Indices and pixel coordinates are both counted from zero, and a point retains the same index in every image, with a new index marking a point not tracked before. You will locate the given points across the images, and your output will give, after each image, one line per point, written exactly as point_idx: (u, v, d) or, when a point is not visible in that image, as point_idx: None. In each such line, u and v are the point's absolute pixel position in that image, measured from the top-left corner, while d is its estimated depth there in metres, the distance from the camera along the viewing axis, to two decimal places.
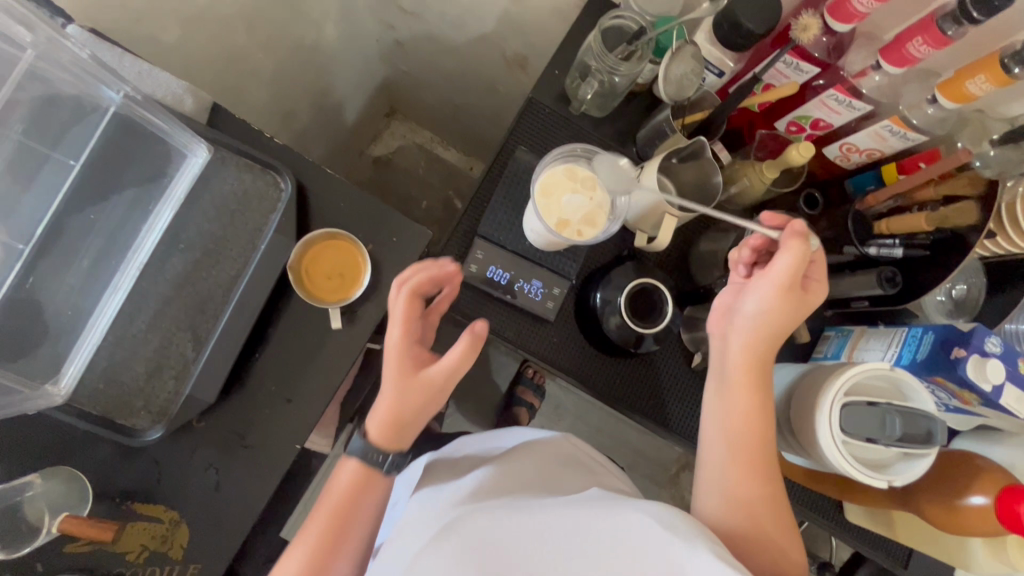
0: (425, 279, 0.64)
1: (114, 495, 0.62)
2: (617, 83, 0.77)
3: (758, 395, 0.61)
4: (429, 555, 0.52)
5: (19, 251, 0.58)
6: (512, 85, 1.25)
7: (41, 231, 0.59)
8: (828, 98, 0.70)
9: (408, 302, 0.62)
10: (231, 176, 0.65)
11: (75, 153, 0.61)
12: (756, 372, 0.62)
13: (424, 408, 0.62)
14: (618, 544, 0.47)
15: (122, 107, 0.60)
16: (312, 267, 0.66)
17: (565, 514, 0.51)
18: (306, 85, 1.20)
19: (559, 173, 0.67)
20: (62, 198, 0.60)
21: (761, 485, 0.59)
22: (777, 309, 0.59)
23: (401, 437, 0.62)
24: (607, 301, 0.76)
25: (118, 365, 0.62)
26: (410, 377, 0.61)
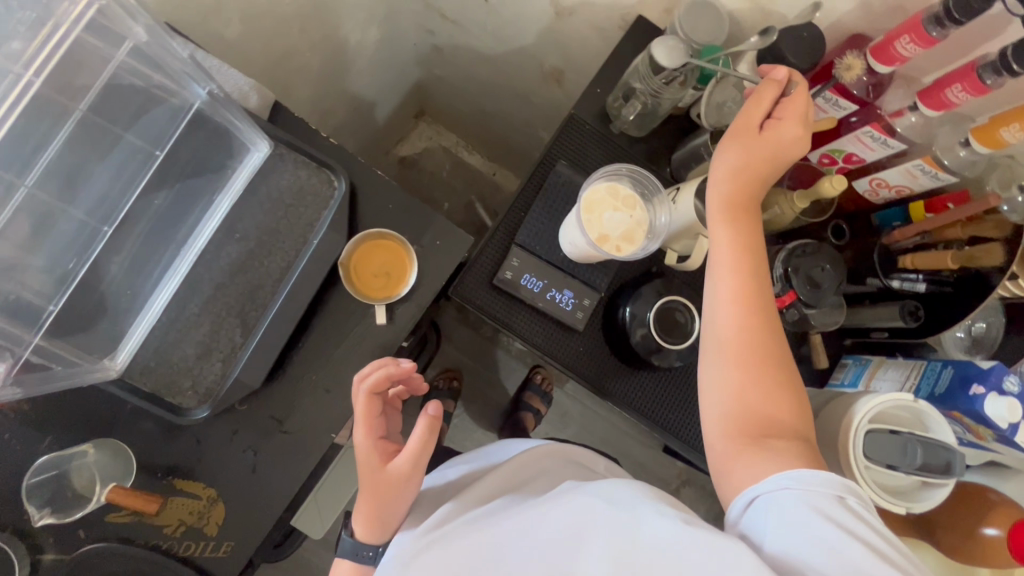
0: (383, 377, 0.63)
1: (155, 470, 0.64)
2: (659, 105, 0.81)
3: (740, 250, 0.62)
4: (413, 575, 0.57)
5: (103, 232, 0.63)
6: (544, 97, 1.29)
7: (122, 215, 0.63)
8: (863, 134, 0.72)
9: (365, 405, 0.63)
10: (288, 171, 0.68)
11: (159, 143, 0.64)
12: (735, 221, 0.63)
13: (402, 498, 0.65)
14: (582, 519, 0.55)
15: (206, 104, 0.63)
16: (359, 269, 0.69)
17: (513, 534, 0.57)
18: (346, 83, 1.23)
19: (601, 190, 0.70)
20: (142, 183, 0.64)
21: (765, 369, 0.58)
22: (736, 151, 0.62)
23: (382, 528, 0.65)
24: (636, 315, 0.79)
25: (169, 345, 0.64)
26: (377, 476, 0.63)
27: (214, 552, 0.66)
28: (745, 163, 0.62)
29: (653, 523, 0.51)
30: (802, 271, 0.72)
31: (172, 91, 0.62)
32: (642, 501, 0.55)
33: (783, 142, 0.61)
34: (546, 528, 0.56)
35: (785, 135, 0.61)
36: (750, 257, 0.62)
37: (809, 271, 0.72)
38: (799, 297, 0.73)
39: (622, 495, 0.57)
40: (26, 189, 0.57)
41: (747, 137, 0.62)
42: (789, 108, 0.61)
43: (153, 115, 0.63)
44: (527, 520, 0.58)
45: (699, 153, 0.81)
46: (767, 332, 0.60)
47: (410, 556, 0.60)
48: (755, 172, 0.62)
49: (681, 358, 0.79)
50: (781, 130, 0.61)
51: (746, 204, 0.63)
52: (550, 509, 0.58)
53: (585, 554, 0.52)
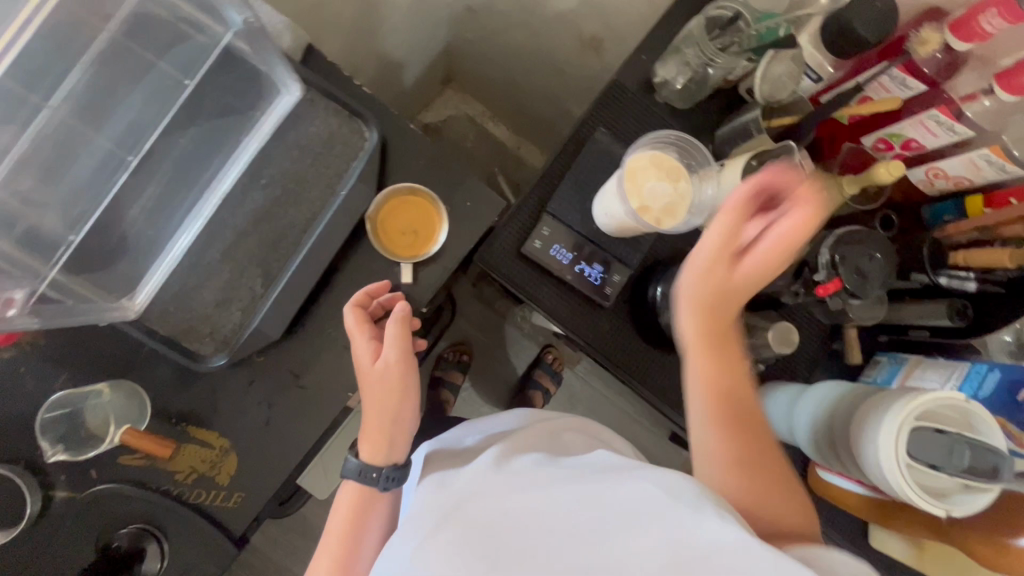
0: (365, 296, 0.64)
1: (170, 416, 0.63)
2: (710, 74, 0.77)
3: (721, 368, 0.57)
4: (441, 529, 0.51)
5: (127, 161, 0.61)
6: (579, 67, 1.24)
7: (148, 146, 0.61)
8: (928, 118, 0.68)
9: (353, 317, 0.62)
10: (318, 118, 0.65)
11: (191, 74, 0.61)
12: (715, 340, 0.56)
13: (397, 405, 0.63)
14: (634, 508, 0.49)
15: (242, 35, 0.59)
16: (386, 226, 0.67)
17: (556, 502, 0.51)
18: (376, 40, 1.19)
19: (645, 158, 0.66)
20: (170, 115, 0.61)
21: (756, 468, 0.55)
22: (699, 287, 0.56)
23: (389, 446, 0.63)
24: (667, 296, 0.75)
25: (188, 290, 0.62)
26: (372, 379, 0.62)
27: (224, 502, 0.65)
28: (702, 285, 0.56)
29: (717, 522, 0.45)
30: (849, 261, 0.67)
31: (202, 26, 0.60)
32: (703, 493, 0.49)
33: (767, 260, 0.54)
34: (596, 503, 0.50)
35: (764, 255, 0.54)
36: (717, 356, 0.56)
37: (855, 261, 0.67)
38: (844, 286, 0.67)
39: (680, 485, 0.50)
40: (48, 110, 0.56)
41: (723, 264, 0.55)
42: (775, 251, 0.53)
43: (182, 45, 0.60)
44: (575, 493, 0.52)
45: (747, 130, 0.77)
46: (751, 434, 0.56)
47: (438, 513, 0.55)
48: (718, 283, 0.55)
49: None
50: (764, 243, 0.53)
51: (716, 304, 0.56)
52: (603, 488, 0.52)
53: (639, 539, 0.46)
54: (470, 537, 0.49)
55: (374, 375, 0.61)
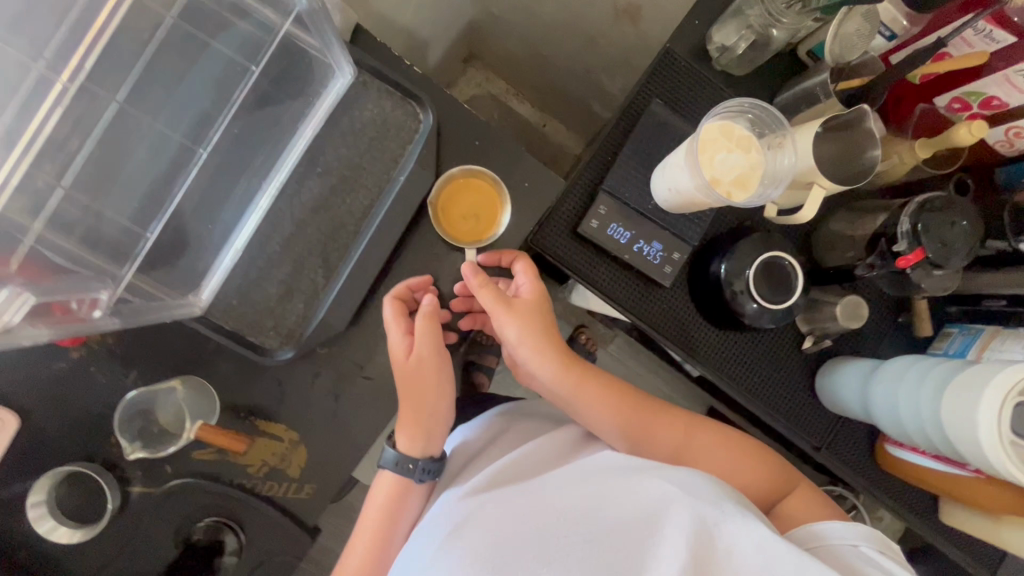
0: (405, 289, 0.63)
1: (238, 410, 0.63)
2: (774, 36, 0.72)
3: (603, 398, 0.65)
4: (460, 538, 0.51)
5: (197, 155, 0.58)
6: (615, 37, 1.20)
7: (217, 137, 0.59)
8: (1015, 74, 0.64)
9: (392, 310, 0.62)
10: (371, 101, 0.64)
11: (255, 58, 0.59)
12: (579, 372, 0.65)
13: (440, 396, 0.63)
14: (649, 508, 0.51)
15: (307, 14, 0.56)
16: (443, 208, 0.66)
17: (577, 504, 0.52)
18: (406, 21, 1.15)
19: (714, 129, 0.63)
20: (235, 108, 0.59)
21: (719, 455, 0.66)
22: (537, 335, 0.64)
23: (425, 439, 0.63)
24: (733, 274, 0.72)
25: (251, 283, 0.62)
26: (406, 373, 0.61)
27: (296, 493, 0.65)
28: (533, 334, 0.64)
29: (734, 521, 0.48)
30: (932, 230, 0.63)
31: (249, 10, 0.57)
32: (718, 496, 0.51)
33: (535, 294, 0.65)
34: (610, 504, 0.52)
35: (545, 299, 0.65)
36: (579, 369, 0.65)
37: (939, 231, 0.63)
38: (926, 257, 0.64)
39: (690, 483, 0.53)
40: (117, 105, 0.53)
41: (512, 306, 0.63)
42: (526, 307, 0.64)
43: (231, 29, 0.58)
44: (590, 494, 0.53)
45: (812, 95, 0.74)
46: (624, 404, 0.66)
47: (456, 513, 0.56)
48: (542, 319, 0.65)
49: (775, 321, 0.72)
50: (523, 285, 0.65)
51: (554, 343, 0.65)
52: (621, 490, 0.53)
53: (657, 537, 0.48)
54: (484, 540, 0.50)
55: (406, 369, 0.61)
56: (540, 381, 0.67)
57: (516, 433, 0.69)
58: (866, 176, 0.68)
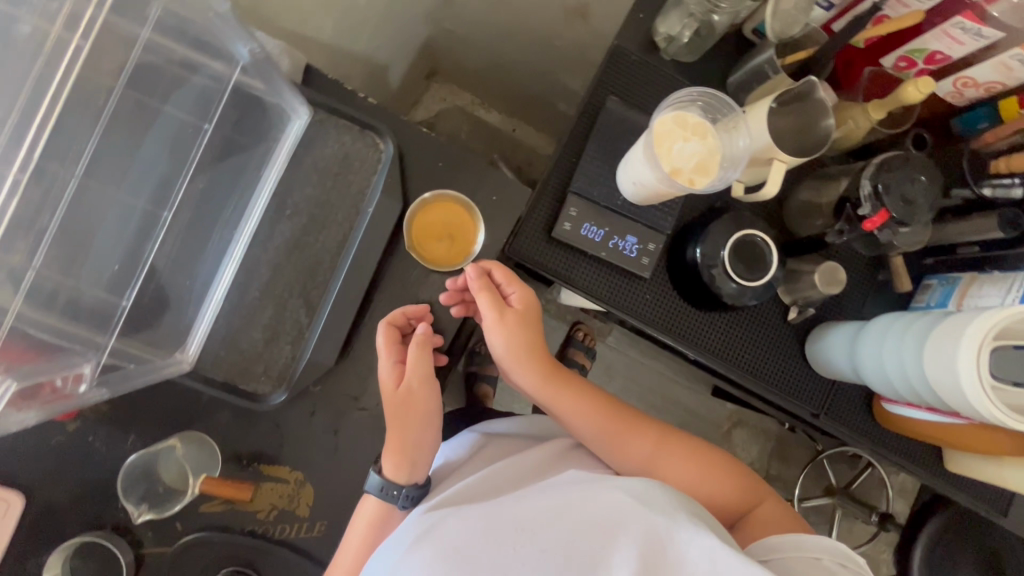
0: (401, 315, 0.65)
1: (240, 458, 0.64)
2: (716, 21, 0.74)
3: (583, 405, 0.69)
4: (423, 548, 0.52)
5: (161, 218, 0.57)
6: (569, 38, 1.23)
7: (180, 198, 0.58)
8: (952, 26, 0.66)
9: (386, 336, 0.63)
10: (331, 138, 0.65)
11: (206, 116, 0.58)
12: (563, 382, 0.69)
13: (427, 431, 0.63)
14: (607, 516, 0.53)
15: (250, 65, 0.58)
16: (437, 218, 0.67)
17: (539, 512, 0.54)
18: (362, 49, 1.15)
19: (668, 121, 0.63)
20: (193, 166, 0.58)
21: (690, 464, 0.67)
22: (524, 344, 0.67)
23: (412, 468, 0.61)
24: (708, 257, 0.73)
25: (236, 332, 0.62)
26: (397, 403, 0.62)
27: (308, 534, 0.65)
28: (519, 344, 0.67)
29: (685, 529, 0.51)
30: (893, 189, 0.65)
31: (197, 65, 0.56)
32: (671, 505, 0.54)
33: (526, 306, 0.68)
34: (568, 510, 0.54)
35: (535, 313, 0.68)
36: (559, 379, 0.69)
37: (900, 189, 0.65)
38: (891, 215, 0.64)
39: (646, 491, 0.55)
40: (78, 180, 0.49)
41: (505, 318, 0.65)
42: (516, 319, 0.66)
43: (182, 88, 0.56)
44: (549, 501, 0.55)
45: (762, 72, 0.75)
46: (598, 411, 0.69)
47: (418, 520, 0.57)
48: (530, 331, 0.67)
49: (757, 297, 0.73)
50: (515, 297, 0.67)
51: (538, 354, 0.68)
52: (579, 498, 0.55)
53: (610, 545, 0.50)
54: (450, 551, 0.51)
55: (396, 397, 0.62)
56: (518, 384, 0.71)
57: (496, 452, 0.71)
58: (821, 147, 0.70)
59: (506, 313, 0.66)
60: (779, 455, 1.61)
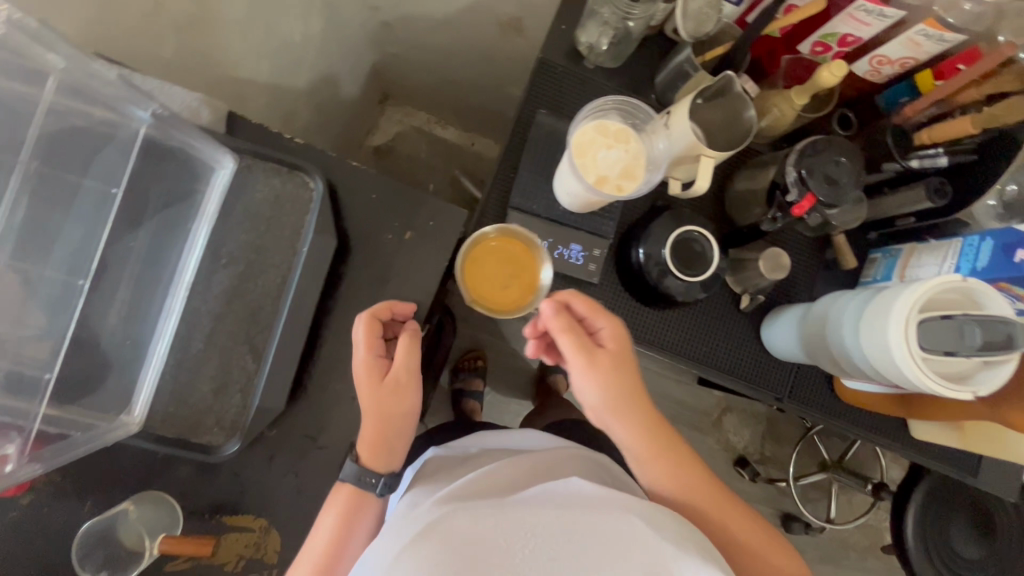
0: (385, 307, 0.64)
1: (202, 512, 0.64)
2: (631, 27, 0.74)
3: (674, 468, 0.62)
4: (418, 550, 0.48)
5: (78, 286, 0.54)
6: (509, 50, 1.23)
7: (96, 264, 0.55)
8: (856, 10, 0.67)
9: (366, 328, 0.62)
10: (260, 182, 0.65)
11: (115, 180, 0.56)
12: (658, 442, 0.62)
13: (406, 422, 0.62)
14: (610, 537, 0.49)
15: (153, 127, 0.57)
16: (510, 253, 0.75)
17: (542, 525, 0.49)
18: (305, 83, 1.13)
19: (590, 130, 0.65)
20: (108, 228, 0.55)
21: (744, 528, 0.61)
22: (613, 389, 0.61)
23: (388, 454, 0.62)
24: (650, 256, 0.74)
25: (182, 387, 0.62)
26: (382, 394, 0.60)
27: None
28: (610, 389, 0.61)
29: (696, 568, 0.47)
30: (817, 171, 0.66)
31: None
32: (683, 534, 0.50)
33: (618, 346, 0.63)
34: (571, 522, 0.50)
35: (626, 354, 0.63)
36: (659, 436, 0.62)
37: (823, 169, 0.66)
38: (818, 198, 0.66)
39: (656, 515, 0.52)
40: None
41: (597, 360, 0.61)
42: (607, 359, 0.61)
43: (104, 151, 0.54)
44: (561, 509, 0.51)
45: (683, 70, 0.76)
46: (693, 483, 0.62)
47: (425, 513, 0.53)
48: (627, 375, 0.62)
49: (706, 290, 0.74)
50: (606, 334, 0.63)
51: (630, 404, 0.62)
52: (587, 512, 0.51)
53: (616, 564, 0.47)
54: (447, 555, 0.47)
55: (384, 386, 0.60)
56: (616, 441, 0.64)
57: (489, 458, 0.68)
58: (748, 137, 0.71)
59: (596, 353, 0.61)
60: (772, 437, 1.62)
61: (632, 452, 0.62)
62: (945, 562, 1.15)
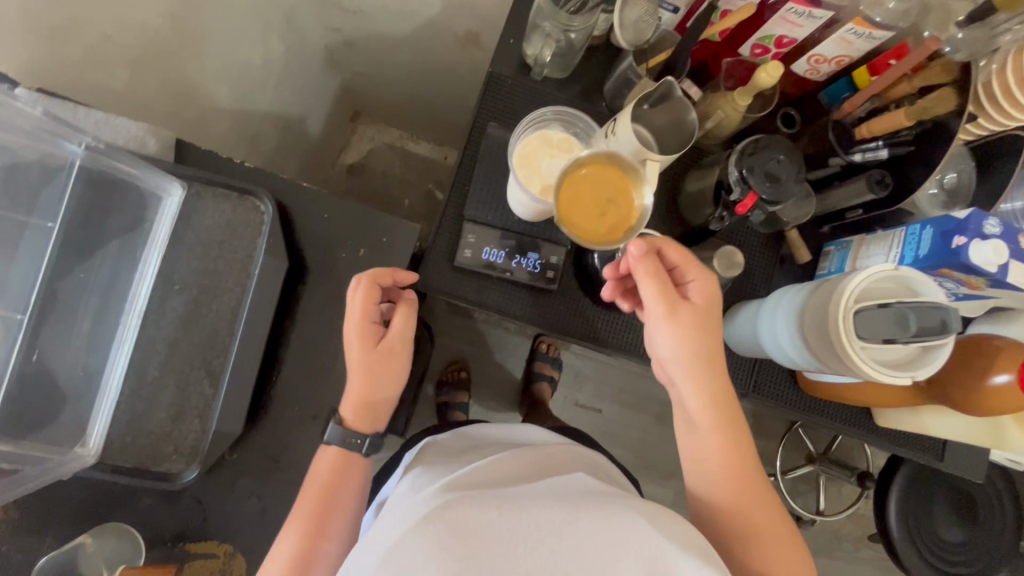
0: (386, 273, 0.65)
1: (166, 540, 0.65)
2: (574, 38, 0.75)
3: (727, 432, 0.62)
4: (421, 537, 0.45)
5: (18, 321, 0.53)
6: (471, 65, 1.22)
7: (37, 297, 0.54)
8: (787, 12, 0.69)
9: (364, 296, 0.63)
10: (211, 208, 0.66)
11: (52, 215, 0.55)
12: (721, 409, 0.62)
13: (391, 388, 0.65)
14: (609, 534, 0.46)
15: (88, 160, 0.57)
16: (612, 177, 0.64)
17: (542, 522, 0.46)
18: (268, 105, 1.11)
19: (534, 141, 0.68)
20: (49, 262, 0.55)
21: (750, 493, 0.61)
22: (692, 342, 0.60)
23: (372, 418, 0.64)
24: (606, 260, 0.76)
25: (139, 415, 0.63)
26: (374, 359, 0.63)
27: None
28: (688, 342, 0.60)
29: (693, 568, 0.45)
30: (757, 169, 0.68)
31: None
32: (681, 530, 0.48)
33: (705, 301, 0.62)
34: (570, 519, 0.46)
35: (714, 311, 0.62)
36: (722, 404, 0.62)
37: (763, 167, 0.68)
38: (760, 196, 0.68)
39: (654, 511, 0.49)
40: None
41: (680, 310, 0.60)
42: (691, 311, 0.61)
43: (49, 186, 0.55)
44: (561, 505, 0.48)
45: (628, 78, 0.78)
46: (740, 456, 0.62)
47: (425, 499, 0.50)
48: (708, 332, 0.61)
49: None
50: (695, 288, 0.63)
51: (703, 361, 0.61)
52: (587, 507, 0.47)
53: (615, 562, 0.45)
54: (453, 541, 0.44)
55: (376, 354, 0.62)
56: (679, 396, 0.63)
57: (488, 450, 0.68)
58: (691, 138, 0.72)
59: (679, 302, 0.61)
60: (758, 432, 1.63)
61: (688, 409, 0.62)
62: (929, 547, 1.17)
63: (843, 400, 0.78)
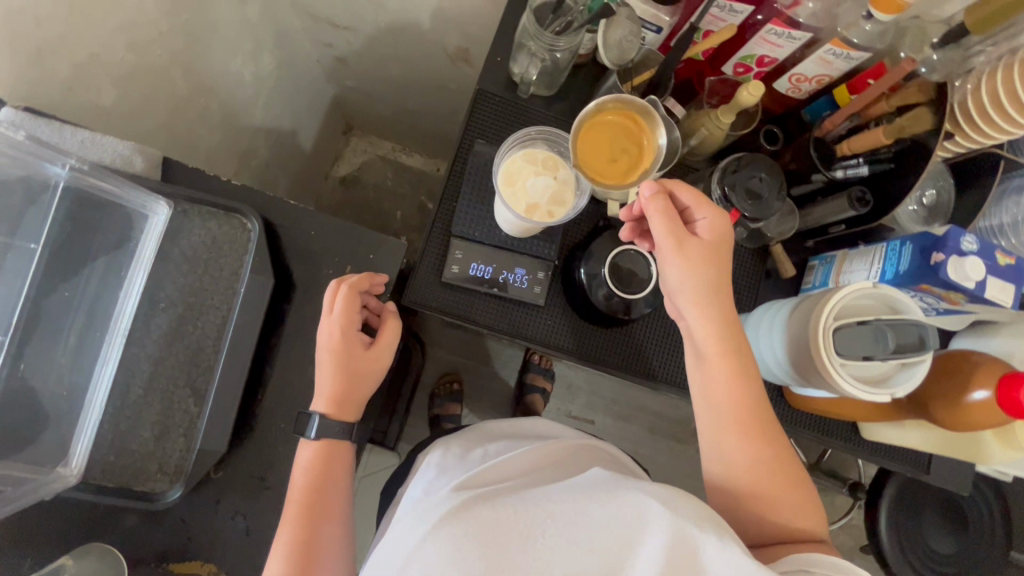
0: (363, 279, 0.68)
1: (149, 560, 0.64)
2: (559, 58, 0.75)
3: (737, 375, 0.62)
4: (441, 534, 0.48)
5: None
6: (462, 81, 1.23)
7: (19, 316, 0.55)
8: (767, 34, 0.71)
9: (344, 300, 0.65)
10: (197, 226, 0.67)
11: (35, 236, 0.56)
12: (729, 348, 0.62)
13: (368, 388, 0.67)
14: (621, 524, 0.47)
15: (71, 181, 0.58)
16: (626, 123, 0.69)
17: (559, 515, 0.48)
18: (259, 120, 1.12)
19: (519, 159, 0.70)
20: (30, 282, 0.56)
21: (764, 438, 0.61)
22: (699, 277, 0.61)
23: (349, 412, 0.66)
24: (593, 275, 0.76)
25: (123, 434, 0.62)
26: (354, 362, 0.65)
27: None
28: (696, 277, 0.62)
29: (711, 544, 0.45)
30: (739, 186, 0.69)
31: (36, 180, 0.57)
32: (700, 511, 0.47)
33: (713, 239, 0.63)
34: (584, 508, 0.48)
35: (724, 247, 0.63)
36: (731, 337, 0.63)
37: (745, 184, 0.69)
38: (742, 214, 0.70)
39: (668, 493, 0.49)
40: None
41: (687, 245, 0.61)
42: (699, 246, 0.62)
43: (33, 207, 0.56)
44: (575, 498, 0.49)
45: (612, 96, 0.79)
46: (747, 391, 0.62)
47: (442, 500, 0.54)
48: (717, 268, 0.62)
49: (648, 305, 0.76)
50: (704, 225, 0.63)
51: (711, 296, 0.62)
52: (600, 496, 0.49)
53: (629, 547, 0.45)
54: (475, 536, 0.47)
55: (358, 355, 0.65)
56: (688, 329, 0.65)
57: (501, 444, 0.70)
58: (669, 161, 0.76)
59: (688, 237, 0.62)
60: None
61: (697, 346, 0.64)
62: (922, 558, 1.16)
63: (829, 415, 0.78)
